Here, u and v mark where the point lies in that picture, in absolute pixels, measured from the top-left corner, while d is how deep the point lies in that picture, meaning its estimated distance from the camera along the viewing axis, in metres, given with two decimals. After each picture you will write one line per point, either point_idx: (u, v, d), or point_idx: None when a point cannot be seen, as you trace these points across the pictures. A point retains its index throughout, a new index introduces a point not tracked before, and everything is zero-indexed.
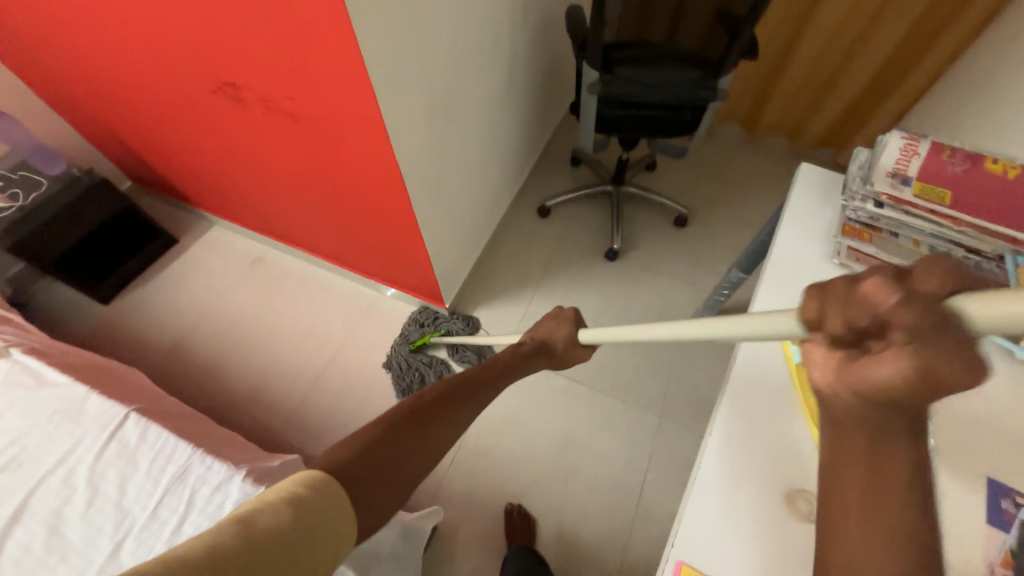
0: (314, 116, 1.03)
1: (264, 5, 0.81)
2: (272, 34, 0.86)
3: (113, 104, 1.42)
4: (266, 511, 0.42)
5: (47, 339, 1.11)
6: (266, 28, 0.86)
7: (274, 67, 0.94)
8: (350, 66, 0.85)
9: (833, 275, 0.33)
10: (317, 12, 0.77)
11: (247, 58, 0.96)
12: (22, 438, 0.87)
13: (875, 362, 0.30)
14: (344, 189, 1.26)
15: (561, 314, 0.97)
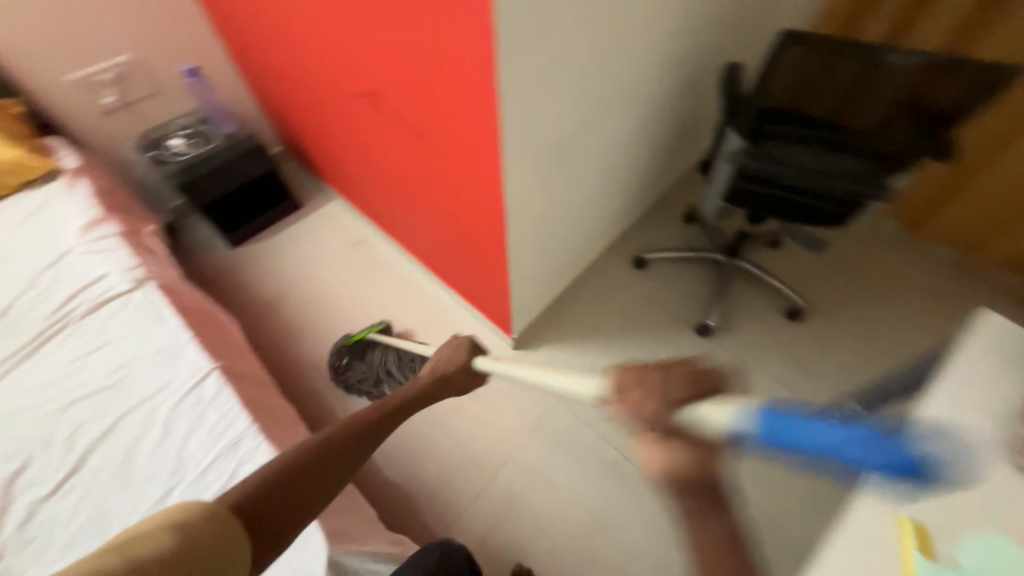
0: (438, 137, 1.06)
1: (423, 31, 0.84)
2: (422, 57, 0.89)
3: (283, 84, 1.62)
4: (147, 538, 0.54)
5: (177, 277, 1.28)
6: (418, 51, 0.89)
7: (415, 86, 0.98)
8: (484, 99, 0.85)
9: (634, 372, 0.48)
10: (468, 44, 0.78)
11: (395, 73, 1.01)
12: (130, 365, 1.00)
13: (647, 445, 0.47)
14: (448, 205, 1.28)
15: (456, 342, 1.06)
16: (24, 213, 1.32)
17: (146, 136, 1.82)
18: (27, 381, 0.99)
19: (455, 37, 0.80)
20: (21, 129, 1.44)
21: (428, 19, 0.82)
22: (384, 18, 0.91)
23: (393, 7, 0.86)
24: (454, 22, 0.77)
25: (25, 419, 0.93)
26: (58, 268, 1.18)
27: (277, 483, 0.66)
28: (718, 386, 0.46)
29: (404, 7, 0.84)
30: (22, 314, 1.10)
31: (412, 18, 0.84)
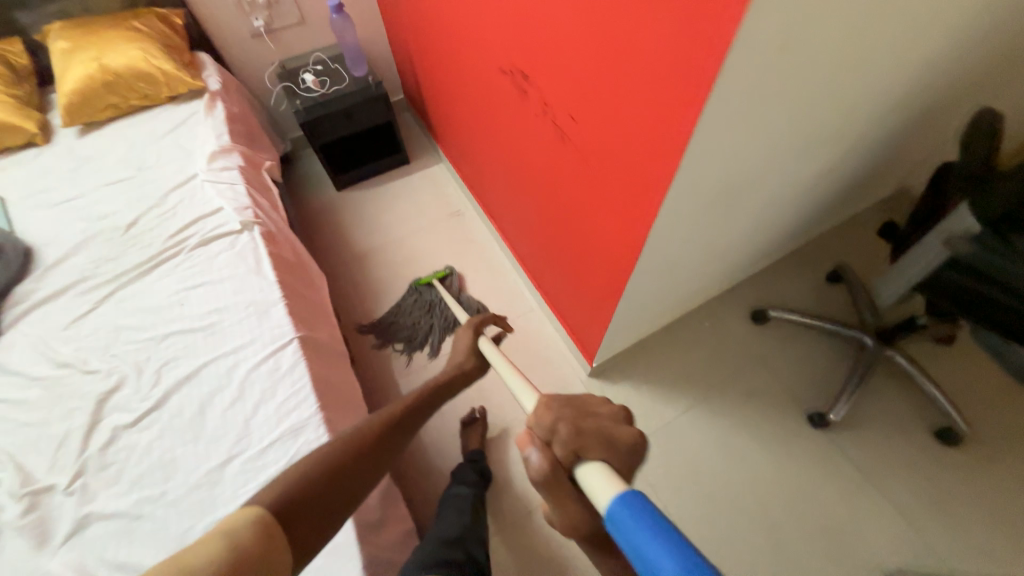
0: (584, 143, 0.89)
1: (612, 19, 0.66)
2: (599, 50, 0.72)
3: (423, 37, 1.51)
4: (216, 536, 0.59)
5: (283, 223, 1.27)
6: (596, 42, 0.72)
7: (576, 80, 0.81)
8: (667, 122, 0.66)
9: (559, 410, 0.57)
10: (671, 52, 0.59)
11: (554, 59, 0.84)
12: (224, 311, 1.00)
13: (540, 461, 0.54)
14: (567, 215, 1.13)
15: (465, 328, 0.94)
16: (166, 128, 1.37)
17: (285, 65, 1.82)
18: (133, 302, 1.03)
19: (653, 38, 0.61)
20: (179, 41, 1.48)
21: (624, 7, 0.63)
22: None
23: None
24: (660, 20, 0.58)
25: (128, 339, 0.97)
26: (182, 192, 1.21)
27: (294, 498, 0.65)
28: (609, 458, 0.52)
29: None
30: (146, 230, 1.14)
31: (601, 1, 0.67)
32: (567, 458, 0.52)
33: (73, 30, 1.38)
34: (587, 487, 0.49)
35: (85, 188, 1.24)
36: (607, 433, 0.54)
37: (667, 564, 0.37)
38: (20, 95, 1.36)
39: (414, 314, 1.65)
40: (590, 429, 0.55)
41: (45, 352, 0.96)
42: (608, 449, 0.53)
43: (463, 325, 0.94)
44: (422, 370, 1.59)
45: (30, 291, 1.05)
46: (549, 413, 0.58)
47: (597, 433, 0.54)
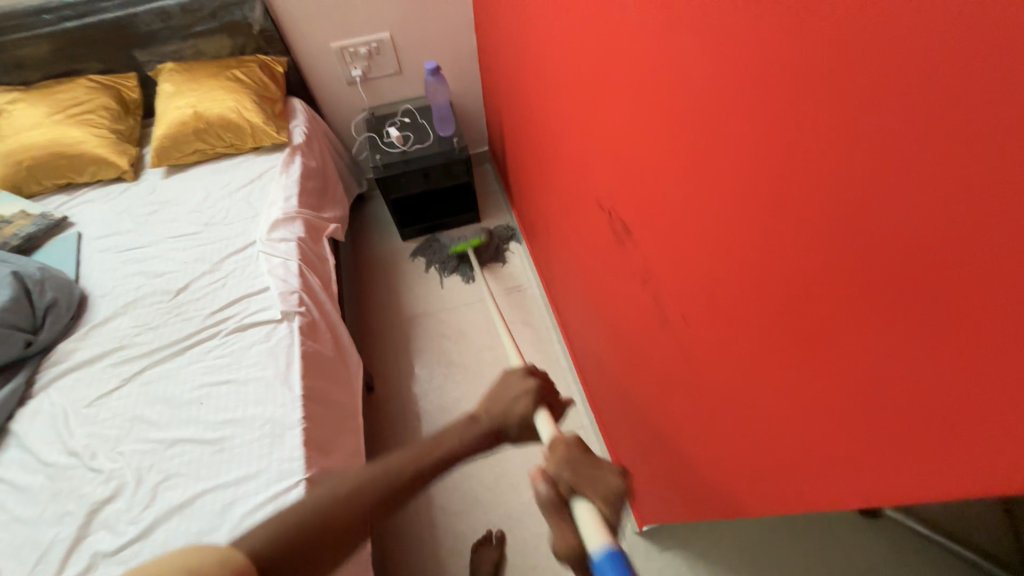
0: (685, 346, 0.67)
1: (766, 260, 0.45)
2: (736, 278, 0.50)
3: (520, 110, 1.39)
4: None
5: (329, 308, 1.18)
6: (733, 268, 0.51)
7: (692, 283, 0.60)
8: (839, 439, 0.42)
9: (561, 445, 0.56)
10: (883, 372, 0.36)
11: (663, 240, 0.64)
12: (238, 425, 0.90)
13: (543, 493, 0.54)
14: (645, 382, 0.89)
15: (505, 382, 0.68)
16: (241, 182, 1.34)
17: (374, 113, 1.78)
18: (157, 389, 0.96)
19: None
20: (275, 91, 1.48)
21: (792, 261, 0.42)
22: (695, 185, 0.53)
23: (726, 191, 0.48)
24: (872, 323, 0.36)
25: (138, 437, 0.89)
26: (238, 261, 1.16)
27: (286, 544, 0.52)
28: (607, 500, 0.51)
29: (748, 209, 0.46)
30: (193, 299, 1.09)
31: (754, 231, 0.46)
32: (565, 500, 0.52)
33: (182, 74, 1.42)
34: (583, 525, 0.49)
35: (152, 237, 1.23)
36: (596, 473, 0.53)
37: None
38: (123, 129, 1.40)
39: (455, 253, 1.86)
40: (590, 475, 0.53)
41: (61, 434, 0.91)
42: (607, 496, 0.51)
43: (506, 377, 0.68)
44: (448, 290, 1.81)
45: (71, 351, 1.02)
46: (557, 451, 0.56)
47: (594, 477, 0.53)
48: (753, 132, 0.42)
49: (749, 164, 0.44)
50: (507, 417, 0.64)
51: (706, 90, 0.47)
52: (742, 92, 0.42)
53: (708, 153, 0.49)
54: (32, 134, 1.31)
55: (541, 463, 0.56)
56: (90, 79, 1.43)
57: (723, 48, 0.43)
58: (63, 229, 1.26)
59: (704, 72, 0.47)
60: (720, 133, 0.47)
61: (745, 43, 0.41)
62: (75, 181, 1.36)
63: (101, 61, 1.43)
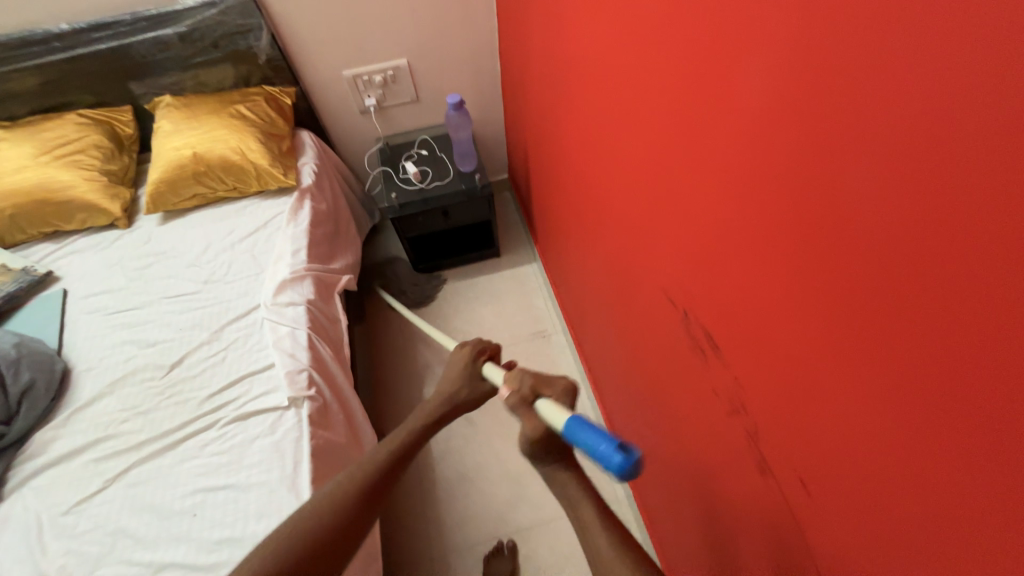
0: (799, 516, 0.52)
1: (991, 519, 0.30)
2: (919, 498, 0.36)
3: (553, 150, 1.26)
4: None
5: (342, 381, 1.05)
6: (916, 484, 0.36)
7: (828, 459, 0.45)
8: None
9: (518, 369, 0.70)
10: None
11: (775, 376, 0.51)
12: (237, 545, 0.77)
13: (514, 399, 0.66)
14: (714, 505, 0.75)
15: (456, 357, 0.81)
16: (243, 231, 1.21)
17: (389, 143, 1.65)
18: (143, 494, 0.83)
19: None
20: (282, 126, 1.36)
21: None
22: (856, 353, 0.39)
23: (920, 391, 0.33)
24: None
25: (121, 558, 0.77)
26: (239, 329, 1.03)
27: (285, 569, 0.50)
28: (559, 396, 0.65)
29: (962, 434, 0.31)
30: (188, 376, 0.97)
31: (976, 470, 0.31)
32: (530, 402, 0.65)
33: (180, 110, 1.29)
34: (544, 409, 0.62)
35: (146, 297, 1.10)
36: (551, 377, 0.67)
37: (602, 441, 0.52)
38: (115, 170, 1.28)
39: (429, 287, 1.79)
40: (544, 377, 0.67)
41: (32, 551, 0.78)
42: (561, 390, 0.65)
43: (456, 353, 0.82)
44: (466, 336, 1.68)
45: (49, 442, 0.89)
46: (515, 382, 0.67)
47: (548, 379, 0.67)
48: (993, 347, 0.28)
49: (981, 384, 0.29)
50: (459, 381, 0.77)
51: (894, 249, 0.33)
52: (980, 286, 0.28)
53: (888, 329, 0.35)
54: (13, 178, 1.18)
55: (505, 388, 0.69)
56: (80, 114, 1.30)
57: (937, 209, 0.29)
58: (47, 285, 1.14)
59: (893, 223, 0.32)
60: (917, 314, 0.32)
61: (992, 220, 0.26)
62: (61, 229, 1.23)
63: (94, 93, 1.31)
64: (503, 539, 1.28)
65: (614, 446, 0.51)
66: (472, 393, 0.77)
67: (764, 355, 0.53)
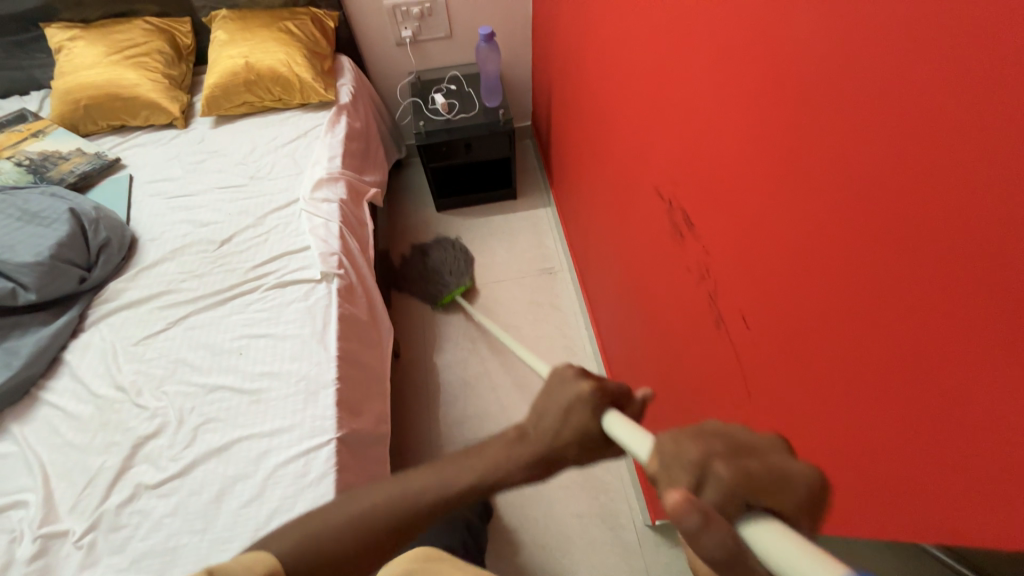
0: (742, 352, 0.63)
1: (873, 274, 0.41)
2: (824, 283, 0.46)
3: (573, 85, 1.35)
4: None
5: (366, 272, 1.18)
6: (824, 270, 0.46)
7: (766, 289, 0.56)
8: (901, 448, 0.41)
9: (696, 441, 0.32)
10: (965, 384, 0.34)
11: (730, 233, 0.62)
12: (276, 378, 0.92)
13: (708, 519, 0.28)
14: (678, 382, 0.86)
15: (561, 384, 0.49)
16: (285, 139, 1.34)
17: (421, 77, 1.74)
18: (198, 336, 0.98)
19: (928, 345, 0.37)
20: (325, 46, 1.46)
21: (904, 276, 0.38)
22: (794, 180, 0.49)
23: (823, 188, 0.45)
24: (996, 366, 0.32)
25: (181, 379, 0.93)
26: (280, 217, 1.17)
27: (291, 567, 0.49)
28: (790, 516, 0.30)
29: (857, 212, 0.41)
30: (236, 251, 1.11)
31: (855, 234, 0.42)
32: (731, 515, 0.29)
33: (235, 22, 1.41)
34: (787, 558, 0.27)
35: (199, 186, 1.24)
36: (774, 466, 0.31)
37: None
38: (175, 75, 1.41)
39: (439, 255, 1.76)
40: (761, 473, 0.31)
41: (109, 368, 0.94)
42: (793, 505, 0.30)
43: (558, 376, 0.49)
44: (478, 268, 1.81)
45: (121, 290, 1.05)
46: (682, 453, 0.32)
47: (765, 461, 0.31)
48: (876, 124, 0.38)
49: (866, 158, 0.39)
50: (563, 421, 0.47)
51: (830, 74, 0.42)
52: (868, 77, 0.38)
53: (818, 146, 0.45)
54: (90, 73, 1.33)
55: (676, 487, 0.31)
56: (145, 21, 1.43)
57: (860, 30, 0.39)
58: (115, 171, 1.29)
59: (828, 54, 0.42)
60: (839, 124, 0.42)
61: (890, 26, 0.36)
62: (127, 124, 1.38)
63: (157, 3, 1.43)
64: None
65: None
66: (573, 446, 0.47)
67: (722, 218, 0.63)
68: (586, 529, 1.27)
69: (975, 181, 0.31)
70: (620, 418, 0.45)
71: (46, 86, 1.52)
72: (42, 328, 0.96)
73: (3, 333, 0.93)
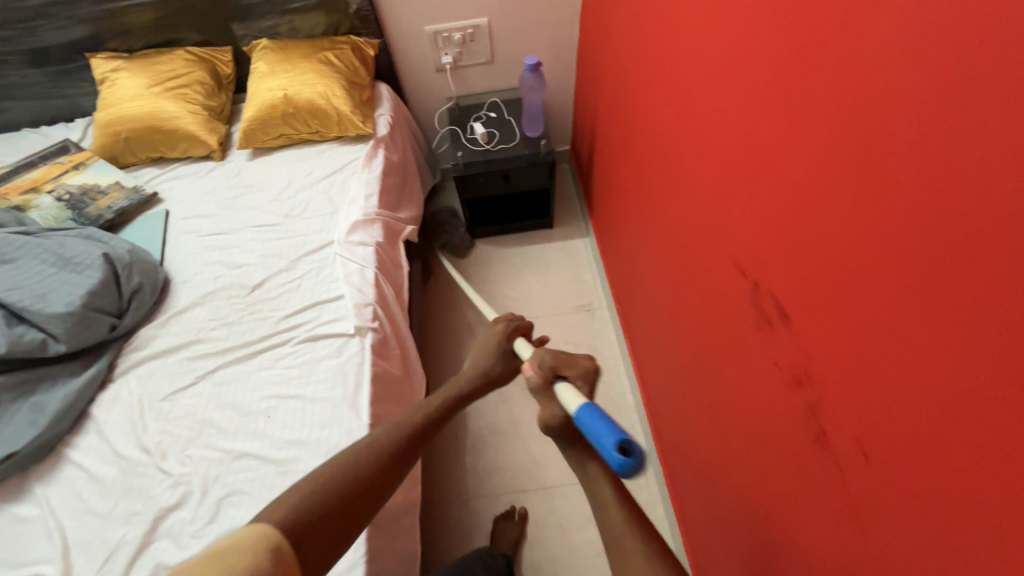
0: (855, 493, 0.51)
1: None
2: (984, 461, 0.36)
3: (623, 121, 1.25)
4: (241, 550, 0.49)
5: (400, 321, 1.12)
6: (984, 446, 0.36)
7: (904, 436, 0.43)
8: None
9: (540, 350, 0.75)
10: None
11: (839, 345, 0.51)
12: (304, 448, 0.85)
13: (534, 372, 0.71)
14: (752, 478, 0.75)
15: (490, 333, 0.88)
16: (321, 173, 1.29)
17: (459, 103, 1.67)
18: (225, 395, 0.93)
19: None
20: (364, 76, 1.41)
21: None
22: (965, 322, 0.36)
23: (989, 344, 0.34)
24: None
25: (206, 443, 0.87)
26: (314, 261, 1.11)
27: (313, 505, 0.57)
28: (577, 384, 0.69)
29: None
30: (268, 298, 1.06)
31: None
32: (550, 379, 0.70)
33: (275, 53, 1.38)
34: (561, 390, 0.66)
35: (234, 223, 1.21)
36: (573, 360, 0.72)
37: (608, 435, 0.55)
38: (215, 106, 1.38)
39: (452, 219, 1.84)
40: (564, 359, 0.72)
41: (135, 427, 0.90)
42: (578, 374, 0.70)
43: (491, 327, 0.89)
44: (512, 302, 1.72)
45: (151, 338, 1.01)
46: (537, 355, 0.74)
47: (570, 361, 0.72)
48: None
49: None
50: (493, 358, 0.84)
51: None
52: None
53: (994, 290, 0.33)
54: (132, 105, 1.32)
55: (528, 364, 0.74)
56: (188, 51, 1.41)
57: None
58: (151, 205, 1.27)
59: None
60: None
61: None
62: (165, 156, 1.36)
63: (199, 32, 1.41)
64: (514, 505, 1.32)
65: (617, 444, 0.54)
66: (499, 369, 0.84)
67: (828, 325, 0.53)
68: None
69: None
70: (523, 342, 0.85)
71: (91, 114, 1.53)
72: (71, 380, 0.92)
73: (33, 385, 0.90)
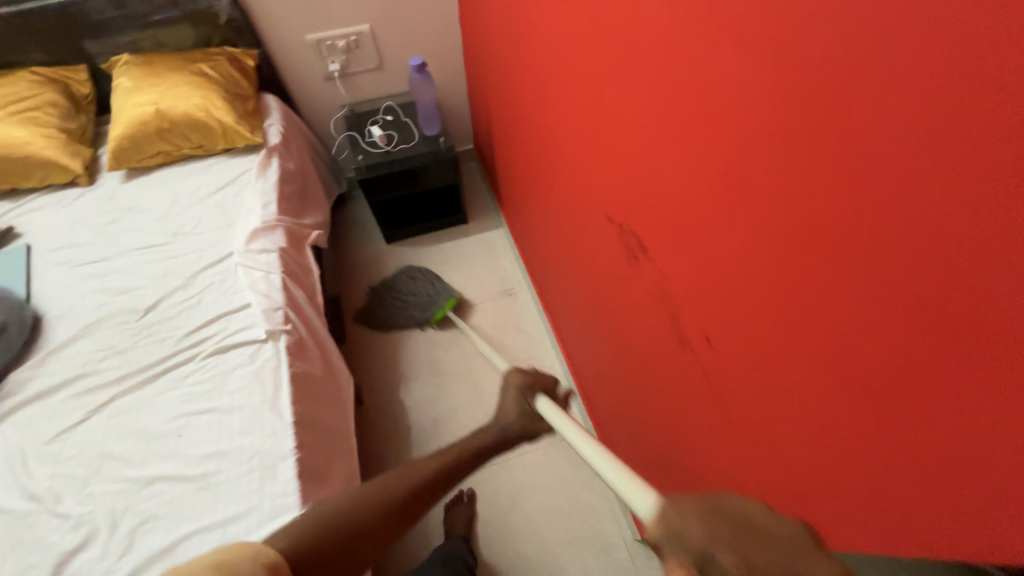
0: (709, 374, 0.62)
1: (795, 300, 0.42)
2: (757, 308, 0.48)
3: (510, 110, 1.35)
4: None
5: (315, 323, 1.11)
6: (756, 297, 0.48)
7: (726, 314, 0.54)
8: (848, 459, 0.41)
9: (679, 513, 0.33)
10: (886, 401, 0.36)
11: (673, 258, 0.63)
12: (224, 459, 0.83)
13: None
14: (651, 399, 0.87)
15: (506, 387, 0.70)
16: (210, 188, 1.24)
17: (354, 110, 1.67)
18: (126, 422, 0.87)
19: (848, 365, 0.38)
20: (246, 86, 1.38)
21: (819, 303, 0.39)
22: (737, 206, 0.47)
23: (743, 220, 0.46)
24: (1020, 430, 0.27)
25: (110, 475, 0.81)
26: (212, 275, 1.07)
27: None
28: None
29: (815, 244, 0.38)
30: (164, 318, 1.00)
31: (773, 262, 0.44)
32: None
33: (140, 68, 1.30)
34: None
35: (114, 249, 1.12)
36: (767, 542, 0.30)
37: None
38: (74, 128, 1.27)
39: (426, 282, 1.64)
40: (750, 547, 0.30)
41: (18, 476, 0.81)
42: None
43: (511, 374, 0.71)
44: None
45: (25, 380, 0.92)
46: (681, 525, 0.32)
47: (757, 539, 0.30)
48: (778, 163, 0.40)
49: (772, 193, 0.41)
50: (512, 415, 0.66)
51: (769, 101, 0.39)
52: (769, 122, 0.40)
53: (737, 178, 0.45)
54: None
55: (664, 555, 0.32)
56: (34, 72, 1.29)
57: (777, 56, 0.37)
58: (8, 241, 1.14)
59: (764, 78, 0.39)
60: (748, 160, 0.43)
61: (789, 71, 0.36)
62: (19, 187, 1.22)
63: (46, 51, 1.30)
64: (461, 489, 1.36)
65: None
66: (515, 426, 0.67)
67: (666, 245, 0.65)
68: (577, 554, 1.24)
69: (871, 214, 0.33)
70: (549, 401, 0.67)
71: None
72: None
73: None
